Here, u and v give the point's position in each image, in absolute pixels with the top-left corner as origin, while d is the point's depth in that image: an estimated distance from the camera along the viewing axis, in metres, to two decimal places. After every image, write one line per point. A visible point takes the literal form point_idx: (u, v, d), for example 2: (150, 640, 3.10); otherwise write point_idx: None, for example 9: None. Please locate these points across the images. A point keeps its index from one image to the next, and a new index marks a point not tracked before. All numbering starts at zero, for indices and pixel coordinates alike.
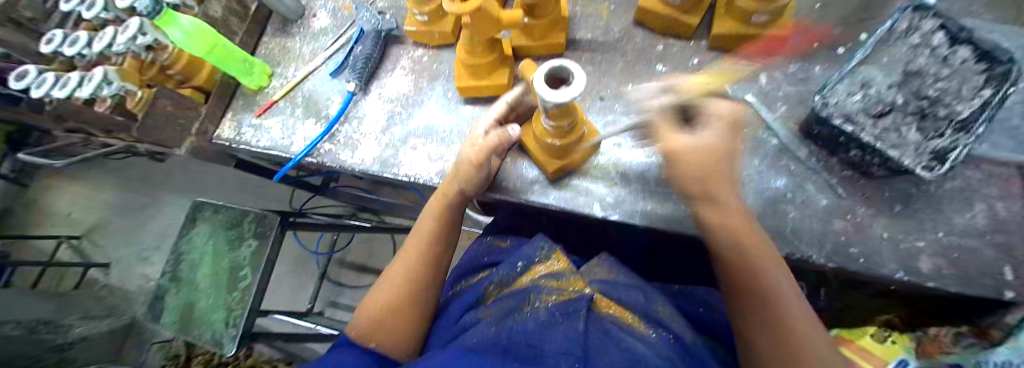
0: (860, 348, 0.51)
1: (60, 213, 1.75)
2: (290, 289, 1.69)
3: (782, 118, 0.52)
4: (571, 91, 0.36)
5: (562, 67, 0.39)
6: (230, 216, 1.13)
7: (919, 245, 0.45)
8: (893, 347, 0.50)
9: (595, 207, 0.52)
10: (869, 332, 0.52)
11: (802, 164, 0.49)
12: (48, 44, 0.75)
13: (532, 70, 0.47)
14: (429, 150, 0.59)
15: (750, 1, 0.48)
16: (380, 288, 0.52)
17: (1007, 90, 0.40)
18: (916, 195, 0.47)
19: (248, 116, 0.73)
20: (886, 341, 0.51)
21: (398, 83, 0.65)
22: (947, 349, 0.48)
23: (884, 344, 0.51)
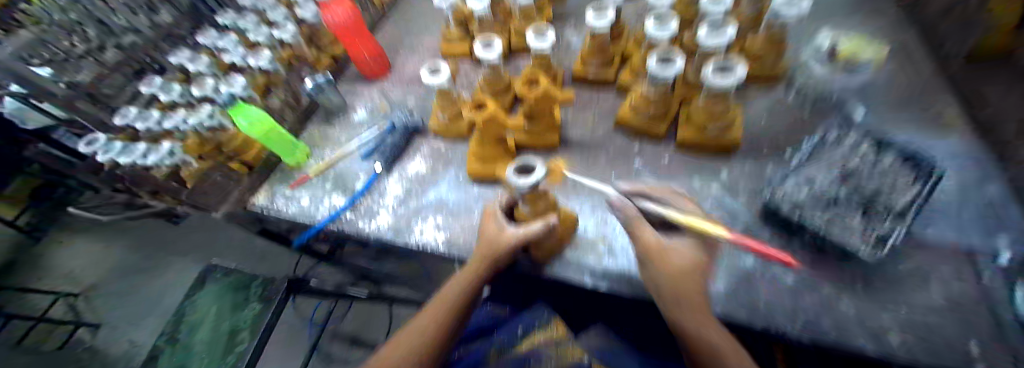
0: None
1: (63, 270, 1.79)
2: (277, 361, 1.65)
3: (744, 204, 0.61)
4: (534, 177, 0.45)
5: (526, 162, 0.49)
6: (240, 279, 1.21)
7: (884, 321, 0.48)
8: None
9: (586, 277, 0.57)
10: None
11: (766, 243, 0.56)
12: (122, 118, 0.93)
13: None
14: (437, 222, 0.67)
15: (704, 116, 0.63)
16: (398, 338, 0.55)
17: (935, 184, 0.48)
18: (874, 274, 0.52)
19: (282, 188, 0.83)
20: None
21: (418, 166, 0.76)
22: None
23: None
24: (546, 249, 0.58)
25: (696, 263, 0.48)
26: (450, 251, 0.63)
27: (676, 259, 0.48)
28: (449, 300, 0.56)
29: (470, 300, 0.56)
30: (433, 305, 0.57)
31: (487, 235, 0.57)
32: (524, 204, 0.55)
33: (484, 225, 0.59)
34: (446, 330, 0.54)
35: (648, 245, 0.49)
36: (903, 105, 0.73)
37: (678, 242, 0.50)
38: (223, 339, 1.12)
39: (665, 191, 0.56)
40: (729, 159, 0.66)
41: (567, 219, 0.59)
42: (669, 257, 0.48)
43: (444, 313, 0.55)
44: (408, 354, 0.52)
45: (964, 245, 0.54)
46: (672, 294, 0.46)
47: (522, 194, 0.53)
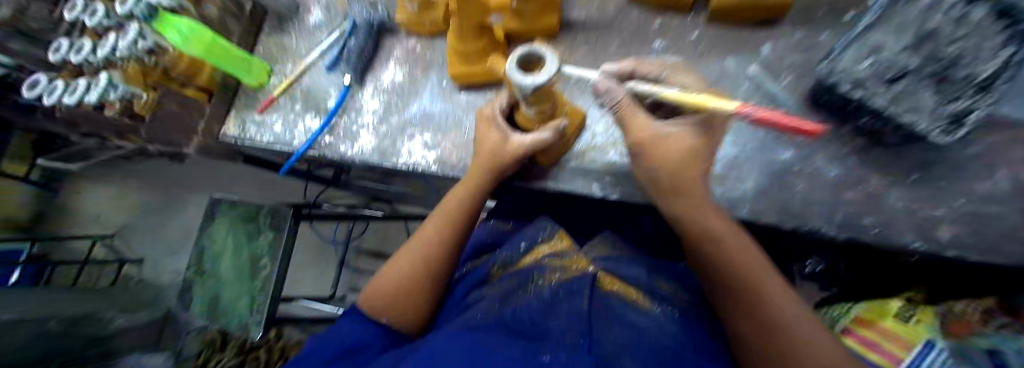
0: (885, 331, 0.53)
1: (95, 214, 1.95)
2: (313, 275, 1.80)
3: (787, 87, 0.50)
4: (546, 70, 0.35)
5: (533, 53, 0.37)
6: (247, 210, 1.19)
7: (937, 214, 0.43)
8: (917, 327, 0.51)
9: (595, 187, 0.51)
10: (892, 313, 0.54)
11: (810, 133, 0.48)
12: (54, 52, 0.78)
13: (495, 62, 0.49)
14: (425, 138, 0.59)
15: None
16: (399, 263, 0.54)
17: None
18: (936, 161, 0.44)
19: (250, 114, 0.74)
20: (910, 321, 0.52)
21: (394, 73, 0.65)
22: (977, 329, 0.49)
23: (908, 324, 0.52)
24: (549, 153, 0.51)
25: (695, 153, 0.39)
26: (444, 171, 0.57)
27: (670, 150, 0.39)
28: (445, 219, 0.53)
29: (469, 217, 0.54)
30: (428, 225, 0.55)
31: (484, 142, 0.51)
32: (531, 109, 0.44)
33: (480, 132, 0.52)
34: (443, 250, 0.53)
35: (637, 140, 0.40)
36: None
37: (674, 128, 0.40)
38: (248, 265, 1.16)
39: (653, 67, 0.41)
40: (774, 29, 0.52)
41: (573, 118, 0.50)
42: (666, 153, 0.39)
43: (440, 231, 0.53)
44: (407, 275, 0.52)
45: None
46: (669, 188, 0.40)
47: (522, 98, 0.43)
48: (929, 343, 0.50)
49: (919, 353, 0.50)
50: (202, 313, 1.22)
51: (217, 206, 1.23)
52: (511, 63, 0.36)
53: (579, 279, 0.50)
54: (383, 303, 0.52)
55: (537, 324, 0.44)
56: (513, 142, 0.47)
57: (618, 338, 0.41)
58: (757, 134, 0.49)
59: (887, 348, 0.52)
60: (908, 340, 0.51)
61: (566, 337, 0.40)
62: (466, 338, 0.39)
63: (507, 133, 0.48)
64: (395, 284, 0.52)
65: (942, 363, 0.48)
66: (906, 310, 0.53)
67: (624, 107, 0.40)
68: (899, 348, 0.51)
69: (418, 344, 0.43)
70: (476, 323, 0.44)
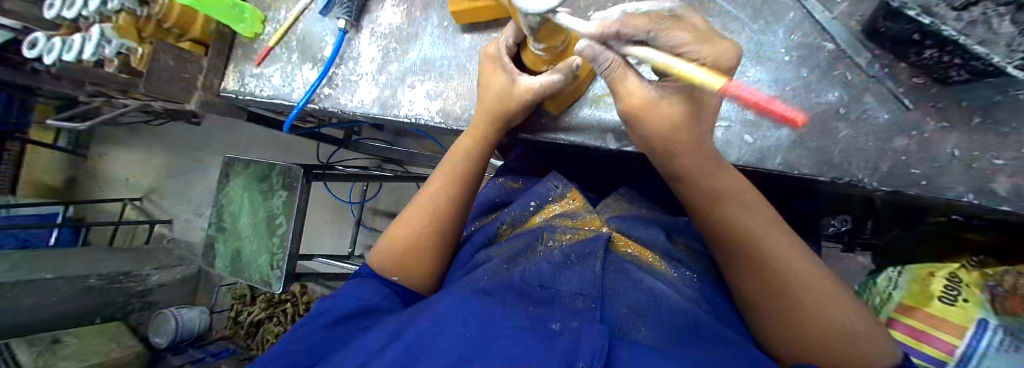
0: (929, 316, 0.40)
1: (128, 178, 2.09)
2: (332, 234, 1.87)
3: (839, 16, 0.43)
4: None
5: None
6: (260, 170, 1.20)
7: (998, 163, 0.37)
8: (966, 307, 0.38)
9: (609, 138, 0.48)
10: (935, 292, 0.41)
11: (861, 72, 0.42)
12: (48, 9, 0.76)
13: None
14: (427, 88, 0.55)
15: None
16: (403, 224, 0.52)
17: None
18: (1006, 102, 0.37)
19: (249, 66, 0.71)
20: (956, 300, 0.39)
21: (391, 15, 0.59)
22: None
23: (953, 305, 0.39)
24: (561, 99, 0.47)
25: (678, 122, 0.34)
26: (447, 123, 0.53)
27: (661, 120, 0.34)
28: (449, 178, 0.51)
29: (471, 172, 0.51)
30: (432, 185, 0.52)
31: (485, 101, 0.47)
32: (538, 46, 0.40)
33: (484, 78, 0.48)
34: (448, 208, 0.51)
35: (629, 108, 0.35)
36: None
37: (665, 88, 0.34)
38: (264, 223, 1.19)
39: (641, 24, 0.29)
40: None
41: (587, 59, 0.46)
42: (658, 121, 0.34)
43: (444, 190, 0.51)
44: (414, 236, 0.51)
45: None
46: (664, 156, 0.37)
47: (529, 35, 0.38)
48: (981, 324, 0.37)
49: (971, 339, 0.37)
50: (226, 269, 1.27)
51: (231, 166, 1.25)
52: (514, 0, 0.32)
53: (593, 239, 0.48)
54: (391, 261, 0.51)
55: (547, 286, 0.42)
56: (523, 88, 0.43)
57: (633, 304, 0.40)
58: (800, 76, 0.44)
59: (935, 336, 0.40)
60: (956, 324, 0.38)
61: (574, 303, 0.39)
62: (470, 303, 0.38)
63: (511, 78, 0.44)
64: (404, 243, 0.51)
65: (1001, 349, 0.36)
66: (948, 288, 0.40)
67: (615, 70, 0.34)
68: (953, 336, 0.38)
69: (423, 304, 0.42)
70: (483, 286, 0.43)
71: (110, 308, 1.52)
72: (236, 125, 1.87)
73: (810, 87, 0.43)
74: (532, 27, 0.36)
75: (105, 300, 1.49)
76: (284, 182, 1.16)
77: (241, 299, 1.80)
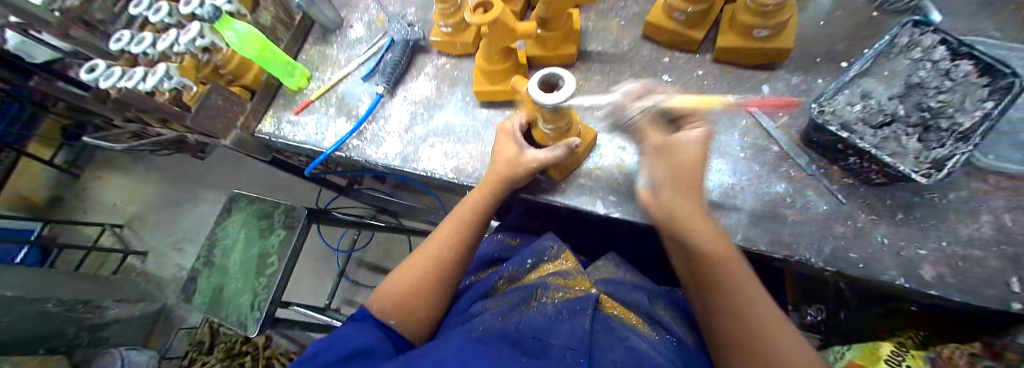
0: None
1: (106, 203, 2.01)
2: (311, 283, 1.81)
3: (782, 126, 0.54)
4: (563, 93, 0.40)
5: (552, 75, 0.43)
6: (263, 208, 1.24)
7: (920, 253, 0.45)
8: None
9: (598, 205, 0.55)
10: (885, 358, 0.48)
11: (803, 170, 0.51)
12: (116, 42, 0.87)
13: (523, 83, 0.52)
14: (446, 148, 0.64)
15: (752, 17, 0.52)
16: (407, 271, 0.56)
17: (1012, 100, 0.40)
18: (918, 203, 0.48)
19: (287, 114, 0.80)
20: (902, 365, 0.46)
21: (422, 87, 0.71)
22: None
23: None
24: (559, 169, 0.55)
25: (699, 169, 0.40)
26: (459, 178, 0.61)
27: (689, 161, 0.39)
28: (455, 229, 0.57)
29: (475, 223, 0.57)
30: (438, 236, 0.58)
31: (499, 166, 0.54)
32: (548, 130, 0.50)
33: (499, 144, 0.56)
34: (453, 257, 0.56)
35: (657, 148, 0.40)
36: (999, 5, 0.59)
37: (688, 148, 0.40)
38: (254, 261, 1.19)
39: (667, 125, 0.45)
40: (773, 73, 0.58)
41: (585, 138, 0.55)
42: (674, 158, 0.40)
43: (451, 238, 0.57)
44: (417, 281, 0.55)
45: None
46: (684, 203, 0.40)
47: (541, 115, 0.48)
48: None
49: None
50: (202, 307, 1.21)
51: (234, 201, 1.27)
52: (533, 82, 0.43)
53: (582, 299, 0.52)
54: (391, 304, 0.54)
55: (539, 339, 0.46)
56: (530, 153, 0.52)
57: (619, 360, 0.42)
58: (753, 169, 0.53)
59: None
60: None
61: (565, 358, 0.42)
62: (472, 348, 0.41)
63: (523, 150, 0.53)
64: (409, 288, 0.55)
65: None
66: (894, 354, 0.48)
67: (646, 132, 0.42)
68: None
69: (424, 346, 0.44)
70: (483, 334, 0.46)
71: (54, 340, 1.26)
72: (243, 163, 1.94)
73: (763, 178, 0.52)
74: (541, 111, 0.45)
75: (51, 331, 1.23)
76: (285, 221, 1.19)
77: (198, 346, 1.59)
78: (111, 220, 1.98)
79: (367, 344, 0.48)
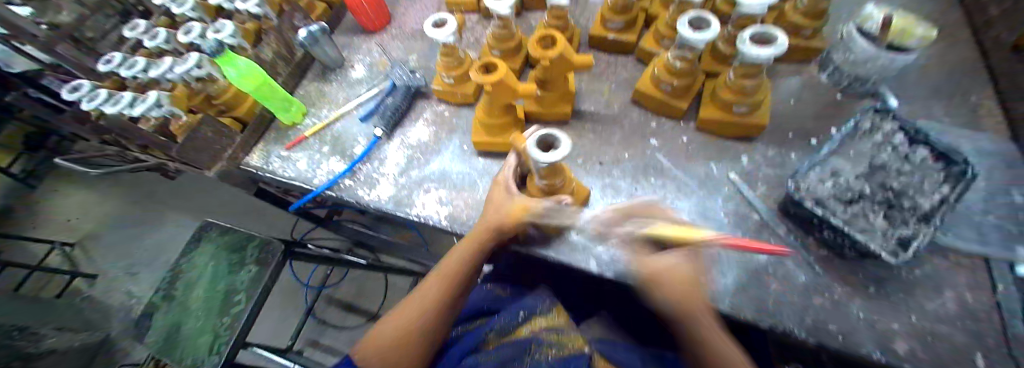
0: None
1: (60, 220, 1.86)
2: (276, 319, 1.69)
3: (762, 195, 0.58)
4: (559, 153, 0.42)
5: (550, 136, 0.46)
6: (234, 240, 1.18)
7: (894, 327, 0.48)
8: None
9: (591, 263, 0.56)
10: None
11: (783, 239, 0.54)
12: (106, 64, 0.86)
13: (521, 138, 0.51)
14: (441, 194, 0.64)
15: (731, 95, 0.57)
16: (396, 318, 0.55)
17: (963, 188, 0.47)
18: (888, 278, 0.51)
19: (278, 148, 0.79)
20: None
21: (420, 132, 0.72)
22: None
23: None
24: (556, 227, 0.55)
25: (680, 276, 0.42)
26: (452, 226, 0.61)
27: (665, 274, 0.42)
28: (447, 277, 0.56)
29: (465, 274, 0.57)
30: (429, 283, 0.57)
31: (492, 212, 0.55)
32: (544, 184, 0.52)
33: (492, 194, 0.58)
34: (440, 310, 0.54)
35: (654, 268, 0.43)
36: (942, 95, 0.67)
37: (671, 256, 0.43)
38: (219, 298, 1.10)
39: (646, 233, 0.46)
40: (751, 144, 0.62)
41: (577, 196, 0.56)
42: (665, 289, 0.41)
43: (441, 284, 0.56)
44: (402, 336, 0.52)
45: (982, 251, 0.52)
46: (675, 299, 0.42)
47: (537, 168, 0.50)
48: None
49: None
50: (154, 345, 1.07)
51: (205, 229, 1.20)
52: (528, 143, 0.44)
53: (577, 358, 0.49)
54: (377, 355, 0.52)
55: None
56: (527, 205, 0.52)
57: None
58: (737, 234, 0.55)
59: None
60: None
61: None
62: None
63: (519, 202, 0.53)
64: (398, 338, 0.52)
65: None
66: None
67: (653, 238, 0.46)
68: None
69: None
70: None
71: None
72: (218, 187, 1.86)
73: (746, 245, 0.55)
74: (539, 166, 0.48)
75: None
76: (258, 255, 1.14)
77: None
78: (62, 237, 1.82)
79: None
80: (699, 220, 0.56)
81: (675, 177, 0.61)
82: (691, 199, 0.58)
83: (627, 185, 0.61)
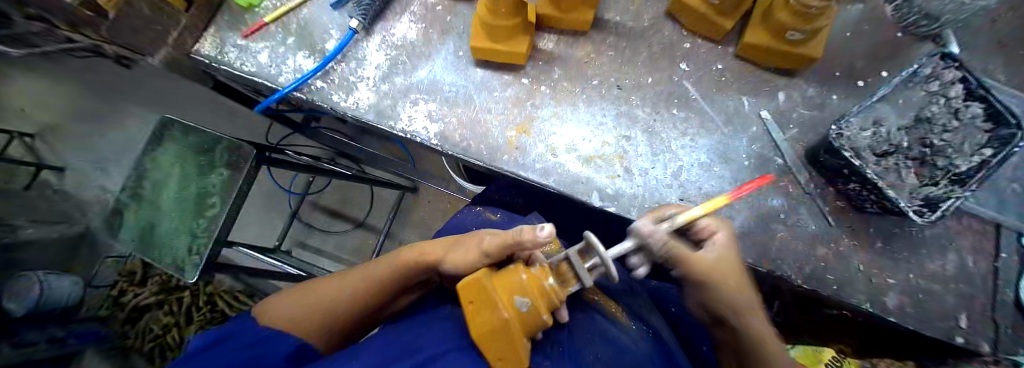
0: None
1: None
2: (259, 221, 1.68)
3: (791, 138, 0.53)
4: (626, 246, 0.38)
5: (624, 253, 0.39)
6: (201, 140, 1.06)
7: (890, 282, 0.48)
8: None
9: (593, 195, 0.51)
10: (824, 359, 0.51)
11: (801, 187, 0.51)
12: None
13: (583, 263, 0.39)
14: (430, 109, 0.56)
15: (787, 14, 0.47)
16: (329, 280, 0.49)
17: (1010, 149, 0.41)
18: (898, 235, 0.49)
19: (234, 36, 0.65)
20: None
21: (405, 29, 0.60)
22: None
23: None
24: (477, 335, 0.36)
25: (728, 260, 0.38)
26: (442, 145, 0.54)
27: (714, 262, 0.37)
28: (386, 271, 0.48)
29: (413, 276, 0.49)
30: (371, 264, 0.50)
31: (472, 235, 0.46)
32: (524, 299, 0.36)
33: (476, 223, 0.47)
34: (373, 301, 0.48)
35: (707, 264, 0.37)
36: None
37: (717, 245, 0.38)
38: (192, 200, 1.04)
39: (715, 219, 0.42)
40: (791, 79, 0.55)
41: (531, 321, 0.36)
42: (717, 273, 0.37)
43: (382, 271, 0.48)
44: (323, 303, 0.47)
45: (999, 217, 0.49)
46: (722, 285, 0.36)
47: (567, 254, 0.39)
48: None
49: None
50: (131, 243, 1.05)
51: (165, 126, 1.06)
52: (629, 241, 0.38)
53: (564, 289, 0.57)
54: (291, 315, 0.47)
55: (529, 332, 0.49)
56: (520, 270, 0.37)
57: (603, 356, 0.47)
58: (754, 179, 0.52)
59: None
60: None
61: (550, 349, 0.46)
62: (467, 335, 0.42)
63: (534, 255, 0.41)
64: (322, 298, 0.47)
65: None
66: (834, 358, 0.52)
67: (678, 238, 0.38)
68: None
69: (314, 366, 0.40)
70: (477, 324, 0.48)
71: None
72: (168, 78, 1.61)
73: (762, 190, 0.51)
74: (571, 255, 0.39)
75: None
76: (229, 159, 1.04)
77: (129, 276, 1.15)
78: None
79: (260, 356, 0.43)
80: (716, 161, 0.53)
81: (699, 109, 0.55)
82: (712, 139, 0.53)
83: (645, 115, 0.54)
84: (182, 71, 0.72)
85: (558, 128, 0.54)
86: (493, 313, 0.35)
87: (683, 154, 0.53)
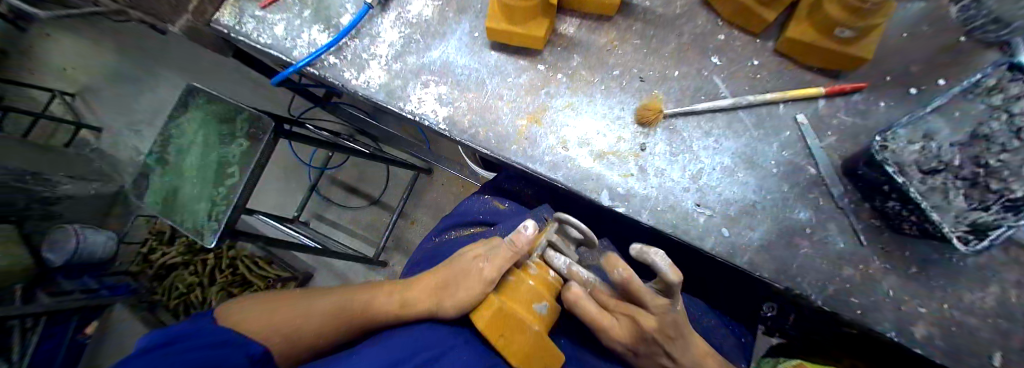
0: None
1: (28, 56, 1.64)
2: (280, 191, 1.72)
3: (828, 147, 0.48)
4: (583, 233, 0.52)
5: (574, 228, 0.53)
6: (222, 109, 1.07)
7: (920, 311, 0.44)
8: None
9: (603, 193, 0.49)
10: None
11: (833, 202, 0.47)
12: None
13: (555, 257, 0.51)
14: (441, 92, 0.54)
15: (841, 10, 0.43)
16: (314, 299, 0.53)
17: None
18: (936, 261, 0.45)
19: (251, 6, 0.63)
20: None
21: (421, 6, 0.58)
22: None
23: None
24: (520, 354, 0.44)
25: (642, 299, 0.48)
26: (451, 131, 0.52)
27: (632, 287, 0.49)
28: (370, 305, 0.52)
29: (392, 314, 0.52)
30: (358, 292, 0.54)
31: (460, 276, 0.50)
32: (541, 304, 0.47)
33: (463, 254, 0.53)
34: (353, 325, 0.52)
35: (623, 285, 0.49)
36: None
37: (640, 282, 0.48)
38: (213, 168, 1.05)
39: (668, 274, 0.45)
40: (834, 81, 0.50)
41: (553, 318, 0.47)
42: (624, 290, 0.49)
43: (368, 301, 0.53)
44: (301, 324, 0.51)
45: None
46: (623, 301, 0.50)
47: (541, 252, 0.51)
48: None
49: None
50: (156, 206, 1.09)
51: (190, 94, 1.08)
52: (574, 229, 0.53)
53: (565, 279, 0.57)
54: (269, 327, 0.50)
55: None
56: (526, 281, 0.48)
57: None
58: (781, 188, 0.48)
59: None
60: None
61: None
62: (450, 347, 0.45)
63: (524, 257, 0.52)
64: (303, 315, 0.51)
65: None
66: None
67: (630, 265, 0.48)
68: None
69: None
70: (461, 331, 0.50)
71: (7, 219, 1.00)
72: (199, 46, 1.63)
73: (787, 201, 0.48)
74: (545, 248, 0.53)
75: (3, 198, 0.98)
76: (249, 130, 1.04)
77: (158, 235, 1.35)
78: None
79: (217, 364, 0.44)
80: (740, 165, 0.49)
81: (729, 109, 0.51)
82: (739, 143, 0.50)
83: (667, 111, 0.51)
84: (202, 40, 0.72)
85: (571, 120, 0.52)
86: (526, 327, 0.44)
87: (706, 156, 0.49)
